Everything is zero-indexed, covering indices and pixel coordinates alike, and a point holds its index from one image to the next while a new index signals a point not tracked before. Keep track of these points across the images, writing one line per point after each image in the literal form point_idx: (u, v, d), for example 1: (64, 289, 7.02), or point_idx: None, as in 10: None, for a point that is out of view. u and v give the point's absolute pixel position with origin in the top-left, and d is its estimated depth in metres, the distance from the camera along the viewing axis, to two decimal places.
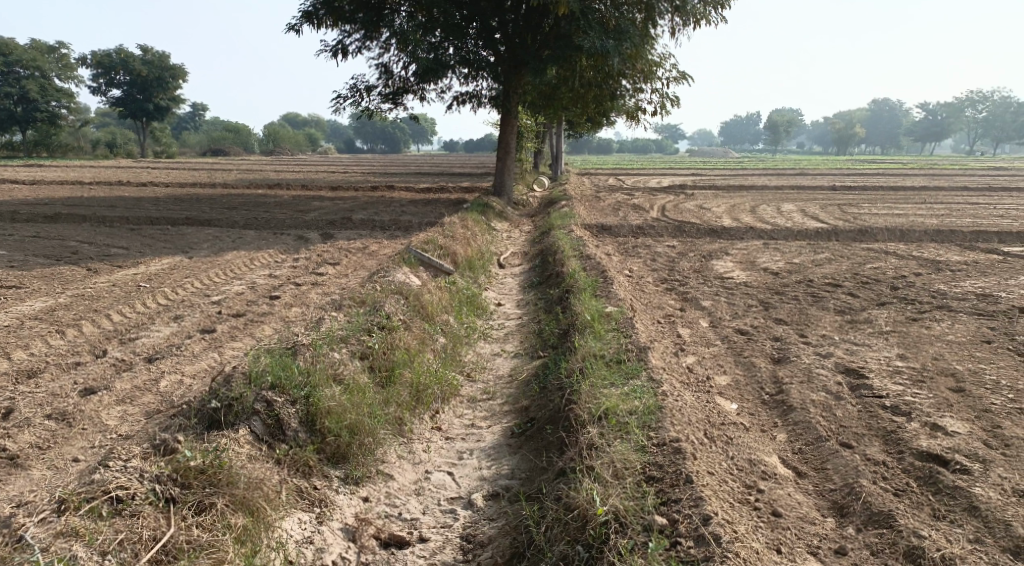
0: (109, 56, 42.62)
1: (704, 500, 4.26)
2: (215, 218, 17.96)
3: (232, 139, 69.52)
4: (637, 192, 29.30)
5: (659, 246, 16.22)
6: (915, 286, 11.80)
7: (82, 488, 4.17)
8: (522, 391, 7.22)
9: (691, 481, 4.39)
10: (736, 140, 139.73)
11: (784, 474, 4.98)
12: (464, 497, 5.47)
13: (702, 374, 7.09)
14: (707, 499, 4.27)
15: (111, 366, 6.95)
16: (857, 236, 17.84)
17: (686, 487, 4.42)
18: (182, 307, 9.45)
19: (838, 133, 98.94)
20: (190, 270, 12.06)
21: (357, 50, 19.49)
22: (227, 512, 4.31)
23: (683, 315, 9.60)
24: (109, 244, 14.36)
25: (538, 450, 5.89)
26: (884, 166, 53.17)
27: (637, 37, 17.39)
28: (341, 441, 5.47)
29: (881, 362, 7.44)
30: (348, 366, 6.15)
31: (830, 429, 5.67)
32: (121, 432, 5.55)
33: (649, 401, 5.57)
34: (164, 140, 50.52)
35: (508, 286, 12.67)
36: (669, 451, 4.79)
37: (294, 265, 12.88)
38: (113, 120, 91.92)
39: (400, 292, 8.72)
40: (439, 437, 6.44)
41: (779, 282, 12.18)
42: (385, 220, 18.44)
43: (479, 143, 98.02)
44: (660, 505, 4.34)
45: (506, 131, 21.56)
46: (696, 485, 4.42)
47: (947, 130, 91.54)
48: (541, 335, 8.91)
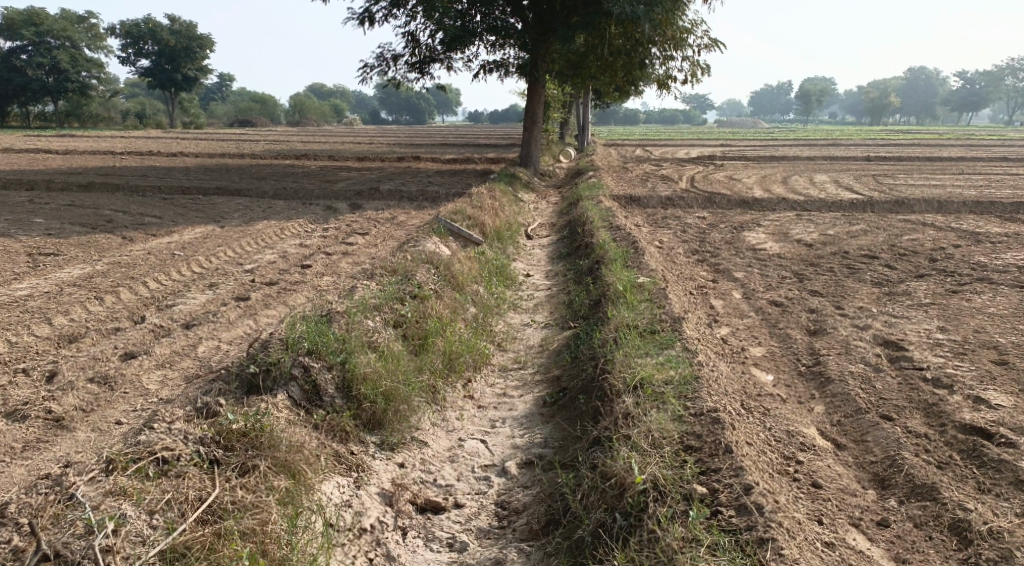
0: (138, 26, 42.81)
1: (745, 470, 4.24)
2: (245, 188, 18.08)
3: (259, 110, 69.76)
4: (665, 163, 28.97)
5: (689, 217, 16.05)
6: (954, 258, 11.59)
7: (129, 449, 4.25)
8: (553, 360, 7.22)
9: (731, 451, 4.36)
10: (766, 110, 137.26)
11: (822, 447, 4.95)
12: (498, 465, 5.50)
13: (737, 345, 7.03)
14: (748, 470, 4.24)
15: (149, 332, 7.06)
16: (893, 207, 17.52)
17: (725, 456, 4.39)
18: (216, 275, 9.55)
19: (871, 103, 96.76)
20: (222, 239, 12.18)
21: (384, 18, 19.36)
22: (269, 475, 4.37)
23: (716, 286, 9.51)
24: (143, 212, 14.54)
25: (571, 419, 5.90)
26: (921, 137, 52.03)
27: (668, 2, 17.06)
28: (377, 407, 5.51)
29: (921, 335, 7.38)
30: (382, 333, 6.17)
31: (870, 401, 5.64)
32: (161, 396, 5.65)
33: (684, 370, 5.53)
34: (193, 110, 50.81)
35: (537, 257, 12.64)
36: (706, 420, 4.75)
37: (324, 234, 12.95)
38: (142, 91, 92.64)
39: (431, 261, 8.72)
40: (472, 405, 6.47)
41: (813, 254, 12.02)
42: (413, 190, 18.43)
43: (505, 113, 97.34)
44: (699, 474, 4.32)
45: (534, 100, 21.34)
46: (736, 454, 4.39)
47: (986, 99, 89.19)
48: (572, 305, 8.88)
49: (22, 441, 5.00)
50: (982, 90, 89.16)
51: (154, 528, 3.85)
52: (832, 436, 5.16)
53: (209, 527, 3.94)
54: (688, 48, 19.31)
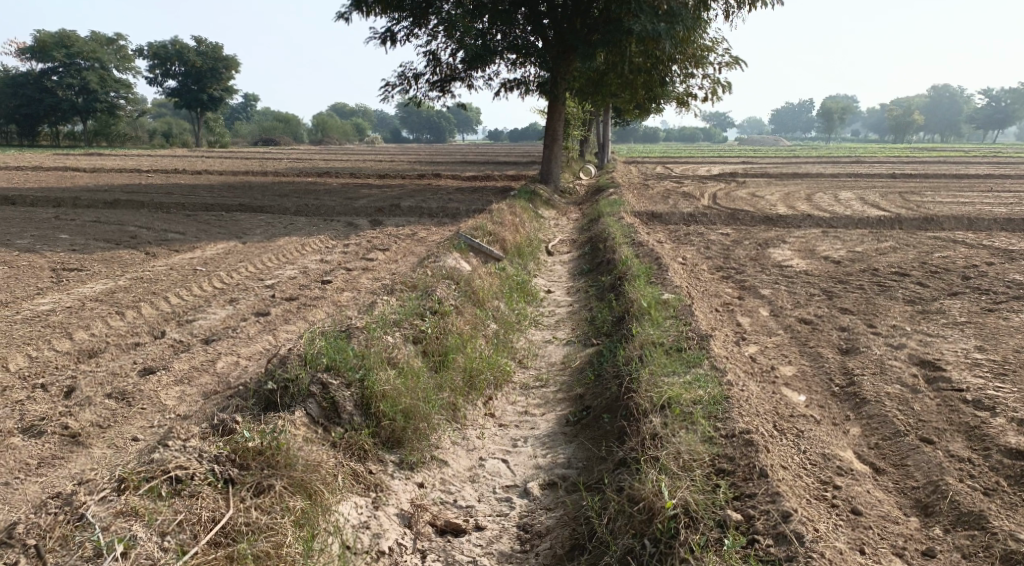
0: (166, 47, 43.49)
1: (781, 496, 4.04)
2: (267, 205, 18.15)
3: (283, 129, 70.53)
4: (687, 180, 28.78)
5: (713, 234, 15.84)
6: (987, 276, 11.29)
7: (141, 468, 4.14)
8: (576, 378, 7.05)
9: (766, 475, 4.17)
10: (787, 128, 136.49)
11: (860, 471, 4.75)
12: (520, 486, 5.33)
13: (766, 364, 6.84)
14: (785, 496, 4.04)
15: (169, 347, 6.99)
16: (922, 224, 17.19)
17: (761, 481, 4.19)
18: (237, 290, 9.51)
19: (895, 120, 95.90)
20: (244, 255, 12.17)
21: (405, 37, 19.46)
22: (285, 496, 4.24)
23: (742, 303, 9.31)
24: (166, 229, 14.59)
25: (595, 439, 5.73)
26: (946, 154, 51.39)
27: (689, 19, 16.97)
28: (396, 425, 5.37)
29: (957, 355, 7.16)
30: (402, 349, 6.04)
31: (908, 423, 5.49)
32: (178, 412, 5.55)
33: (714, 390, 5.33)
34: (218, 129, 51.42)
35: (558, 273, 12.50)
36: (739, 442, 4.56)
37: (344, 250, 12.90)
38: (168, 110, 94.00)
39: (451, 278, 8.61)
40: (493, 424, 6.31)
41: (841, 271, 11.79)
42: (433, 207, 18.41)
43: (525, 131, 97.61)
44: (733, 499, 4.12)
45: (555, 117, 21.26)
46: (771, 479, 4.19)
47: (1013, 116, 88.03)
48: (594, 322, 8.72)
49: (38, 457, 4.92)
50: (1008, 107, 88.05)
51: (165, 550, 3.72)
52: (869, 460, 4.96)
53: (222, 550, 3.81)
54: (709, 65, 19.18)
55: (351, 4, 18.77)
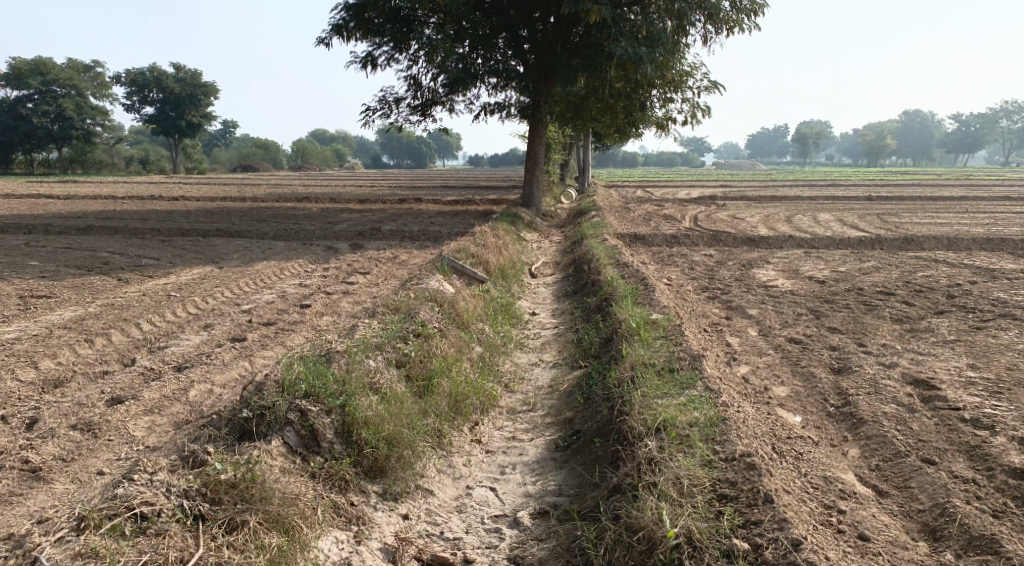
0: (143, 74, 43.20)
1: (790, 523, 3.83)
2: (245, 230, 17.87)
3: (262, 155, 70.23)
4: (667, 203, 28.85)
5: (696, 255, 15.77)
6: (973, 294, 11.27)
7: (103, 504, 3.86)
8: (565, 402, 6.84)
9: (772, 501, 3.96)
10: (763, 152, 138.18)
11: (864, 495, 4.58)
12: (509, 516, 5.09)
13: (759, 384, 6.68)
14: (793, 522, 3.84)
15: (139, 375, 6.69)
16: (903, 244, 17.24)
17: (766, 507, 3.98)
18: (213, 316, 9.22)
19: (868, 144, 97.46)
20: (221, 280, 11.88)
21: (385, 62, 19.38)
22: (260, 532, 3.96)
23: (730, 323, 9.16)
24: (141, 254, 14.26)
25: (586, 465, 5.51)
26: (919, 177, 52.20)
27: (669, 44, 17.03)
28: (379, 453, 5.10)
29: (951, 374, 7.05)
30: (385, 375, 5.79)
31: (908, 443, 5.34)
32: (147, 443, 5.26)
33: (710, 412, 5.13)
34: (196, 156, 51.00)
35: (542, 295, 12.32)
36: (741, 466, 4.35)
37: (324, 275, 12.64)
38: (146, 137, 93.30)
39: (434, 300, 8.40)
40: (479, 450, 6.06)
41: (827, 290, 11.73)
42: (414, 230, 18.21)
43: (504, 156, 97.96)
44: (738, 528, 3.90)
45: (535, 140, 21.21)
46: (778, 504, 3.99)
47: (982, 140, 89.72)
48: (581, 344, 8.52)
49: None
50: (978, 131, 89.80)
51: None
52: (871, 482, 4.80)
53: None
54: (688, 90, 19.27)
55: (331, 29, 18.67)
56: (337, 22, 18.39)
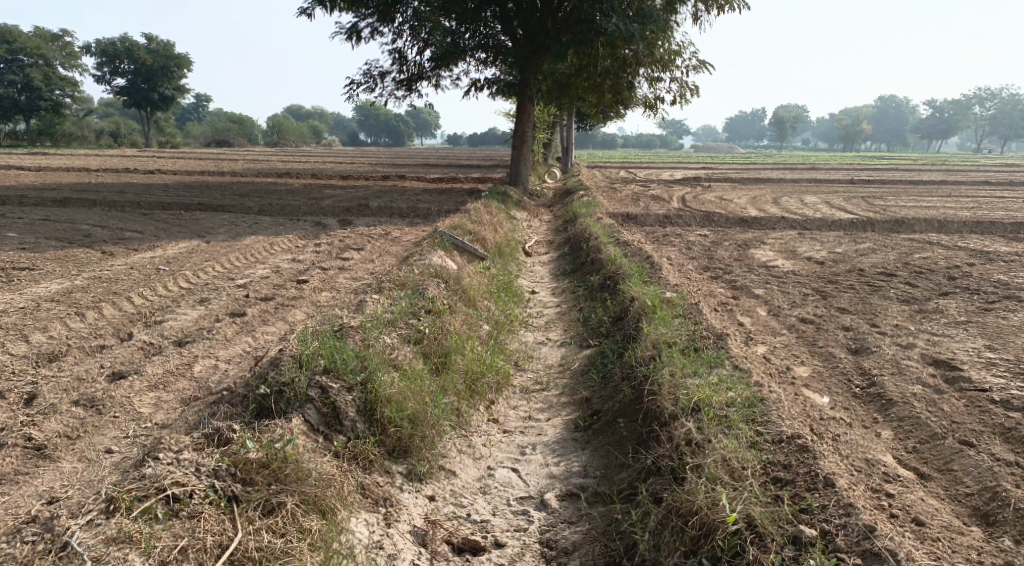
0: (114, 45, 41.95)
1: (856, 508, 3.69)
2: (229, 204, 17.41)
3: (237, 131, 68.83)
4: (653, 183, 28.72)
5: (691, 235, 15.61)
6: (973, 276, 11.26)
7: (132, 485, 3.62)
8: (580, 381, 6.67)
9: (834, 485, 3.81)
10: (741, 135, 138.50)
11: (908, 478, 4.48)
12: (536, 497, 4.89)
13: (781, 364, 6.54)
14: (858, 506, 3.71)
15: (138, 350, 6.39)
16: (894, 227, 17.24)
17: (826, 491, 3.84)
18: (207, 290, 8.88)
19: (845, 129, 97.92)
20: (209, 254, 11.49)
21: (371, 35, 18.87)
22: (298, 515, 3.75)
23: (739, 303, 9.01)
24: (122, 228, 13.78)
25: (614, 446, 5.35)
26: (896, 162, 52.76)
27: (661, 22, 16.79)
28: (403, 433, 4.88)
29: (971, 355, 6.99)
30: (403, 351, 5.56)
31: (943, 425, 5.25)
32: (156, 421, 4.99)
33: (746, 392, 4.97)
34: (169, 130, 49.80)
35: (539, 273, 12.09)
36: (790, 448, 4.20)
37: (317, 250, 12.29)
38: (117, 110, 91.16)
39: (440, 276, 8.13)
40: (497, 430, 5.84)
41: (829, 271, 11.65)
42: (403, 207, 17.85)
43: (484, 136, 97.17)
44: (799, 512, 3.76)
45: (523, 117, 20.87)
46: (838, 489, 3.84)
47: (955, 127, 90.71)
48: (588, 322, 8.33)
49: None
50: (950, 117, 90.86)
51: None
52: (912, 465, 4.69)
53: None
54: (676, 69, 18.98)
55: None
56: None
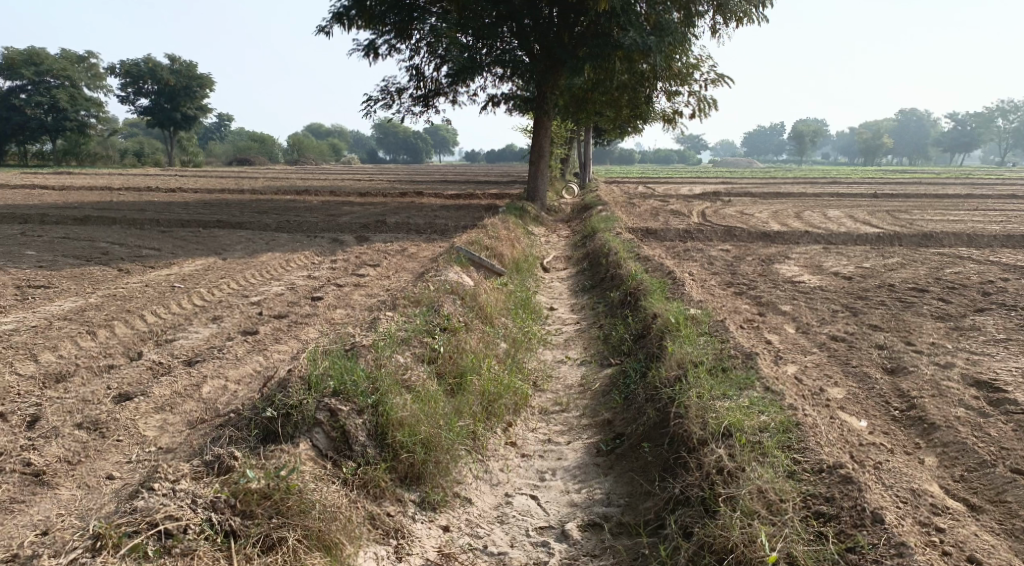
0: (139, 66, 42.42)
1: (909, 548, 3.39)
2: (247, 221, 17.34)
3: (258, 149, 69.43)
4: (672, 198, 28.40)
5: (712, 250, 15.28)
6: (1008, 292, 10.85)
7: (122, 520, 3.43)
8: (601, 402, 6.39)
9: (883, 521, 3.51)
10: (760, 150, 137.59)
11: (957, 510, 4.17)
12: (556, 527, 4.61)
13: (813, 385, 6.23)
14: (911, 546, 3.42)
15: (147, 370, 6.19)
16: (922, 241, 16.79)
17: (875, 528, 3.55)
18: (220, 308, 8.70)
19: (866, 143, 96.90)
20: (225, 271, 11.36)
21: (388, 51, 18.81)
22: (300, 553, 3.53)
23: (765, 320, 8.68)
24: (140, 245, 13.72)
25: (639, 473, 5.05)
26: (918, 176, 51.95)
27: (679, 34, 16.52)
28: (416, 459, 4.61)
29: (1014, 375, 6.63)
30: (417, 372, 5.31)
31: (991, 452, 4.91)
32: (160, 445, 4.79)
33: (780, 416, 4.67)
34: (191, 149, 50.24)
35: (558, 290, 11.83)
36: (832, 478, 3.90)
37: (332, 266, 12.12)
38: (142, 130, 92.52)
39: (455, 292, 7.89)
40: (515, 454, 5.56)
41: (857, 287, 11.28)
42: (420, 223, 17.69)
43: (502, 152, 97.25)
44: (844, 551, 3.47)
45: (541, 133, 20.71)
46: (888, 526, 3.55)
47: (979, 139, 89.44)
48: (609, 340, 8.05)
49: None
50: (973, 131, 89.64)
51: None
52: (960, 496, 4.37)
53: None
54: (694, 83, 18.67)
55: (333, 17, 18.09)
56: (338, 10, 17.81)
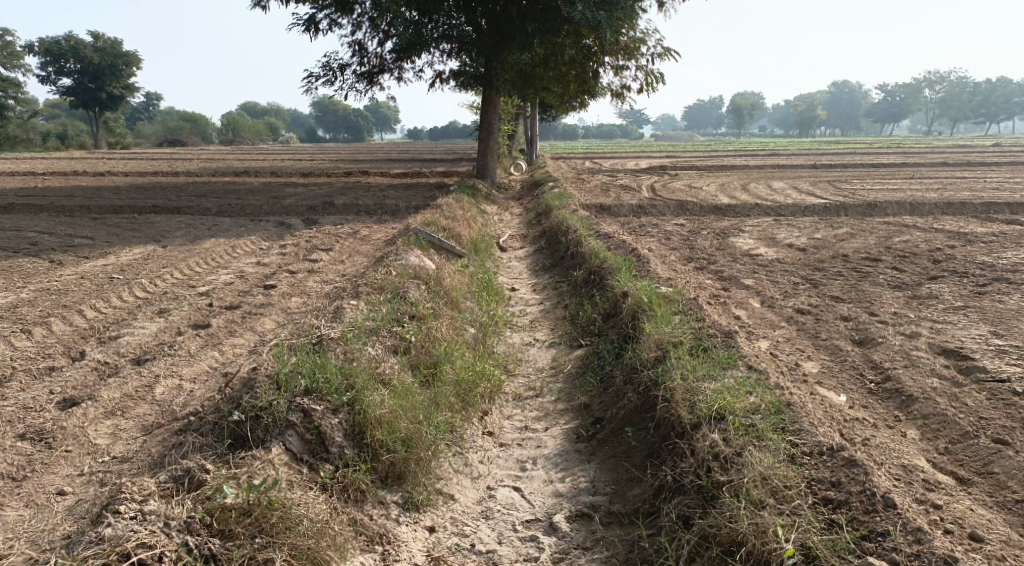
0: (59, 44, 40.25)
1: (927, 534, 3.44)
2: (186, 206, 16.58)
3: (190, 130, 67.16)
4: (620, 173, 28.40)
5: (667, 225, 15.26)
6: (957, 259, 11.07)
7: (89, 551, 3.17)
8: (576, 385, 6.24)
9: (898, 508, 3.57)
10: (699, 123, 139.12)
11: (950, 484, 4.15)
12: (544, 520, 4.45)
13: (787, 361, 6.19)
14: (928, 532, 3.46)
15: (92, 370, 5.77)
16: (867, 210, 17.08)
17: (888, 513, 3.58)
18: (167, 300, 8.23)
19: (800, 115, 98.76)
20: (167, 260, 10.81)
21: (329, 26, 18.15)
22: None
23: (730, 295, 8.65)
24: (72, 234, 12.97)
25: (624, 460, 4.93)
26: (853, 145, 53.01)
27: (628, 9, 16.24)
28: (397, 457, 4.37)
29: (979, 343, 6.71)
30: (390, 364, 5.06)
31: (972, 422, 4.93)
32: (114, 453, 4.43)
33: (769, 397, 4.59)
34: (119, 131, 48.04)
35: (517, 269, 11.63)
36: (838, 463, 3.89)
37: (282, 252, 11.66)
38: (65, 111, 88.23)
39: (419, 277, 7.61)
40: (493, 444, 5.36)
41: (813, 258, 11.38)
42: (369, 204, 17.22)
43: (444, 129, 95.95)
44: (859, 539, 3.50)
45: (489, 109, 20.37)
46: (900, 510, 3.59)
47: (907, 110, 92.18)
48: (576, 321, 7.89)
49: None
50: (903, 101, 92.16)
51: None
52: (948, 469, 4.36)
53: None
54: (642, 57, 18.56)
55: None
56: None
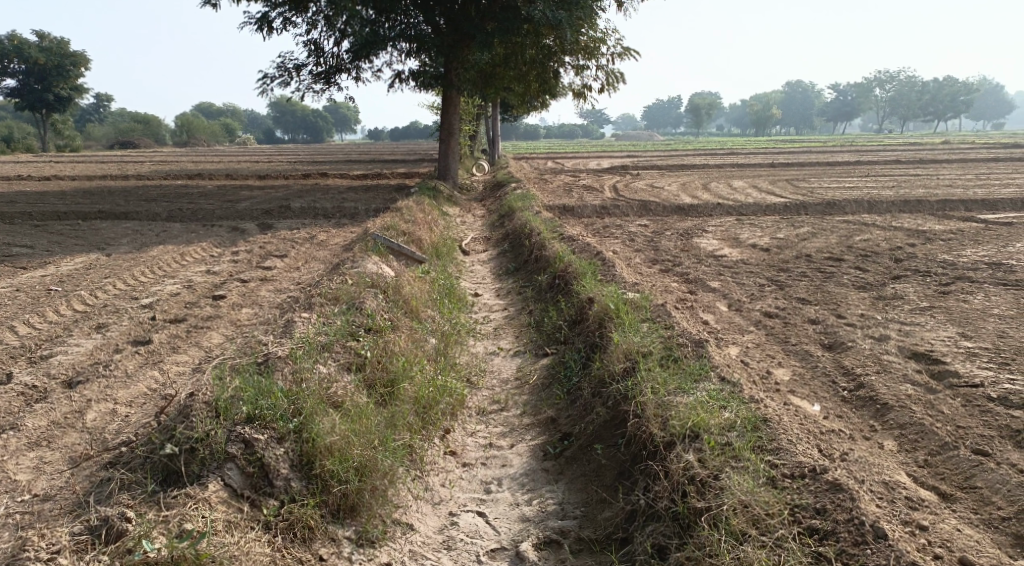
0: (1, 43, 38.70)
1: None
2: (134, 211, 15.94)
3: (142, 132, 65.57)
4: (582, 173, 28.23)
5: (630, 226, 15.09)
6: (919, 257, 11.07)
7: None
8: (542, 398, 5.96)
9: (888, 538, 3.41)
10: (658, 122, 140.11)
11: (934, 503, 3.98)
12: (510, 549, 4.15)
13: (759, 368, 5.99)
14: None
15: (18, 395, 5.32)
16: (827, 209, 17.15)
17: (878, 546, 3.43)
18: (107, 313, 7.76)
19: (756, 114, 99.90)
20: (111, 269, 10.28)
21: (284, 25, 17.63)
22: None
23: (697, 298, 8.46)
24: (10, 243, 12.31)
25: (593, 480, 4.66)
26: (807, 144, 53.73)
27: (587, 8, 16.09)
28: (350, 489, 4.04)
29: (949, 345, 6.60)
30: (343, 384, 4.75)
31: (950, 432, 4.76)
32: (35, 491, 4.03)
33: (744, 412, 4.40)
34: (67, 133, 46.42)
35: (480, 274, 11.33)
36: (821, 490, 3.72)
37: (234, 259, 11.19)
38: (10, 113, 85.21)
39: (376, 285, 7.26)
40: (454, 465, 5.05)
41: (777, 258, 11.30)
42: (327, 207, 16.76)
43: (405, 130, 95.06)
44: None
45: (449, 110, 20.01)
46: (890, 541, 3.43)
47: (860, 109, 93.99)
48: (541, 328, 7.61)
49: None
50: (856, 101, 93.87)
51: None
52: (930, 484, 4.19)
53: None
54: (602, 56, 18.36)
55: None
56: None
